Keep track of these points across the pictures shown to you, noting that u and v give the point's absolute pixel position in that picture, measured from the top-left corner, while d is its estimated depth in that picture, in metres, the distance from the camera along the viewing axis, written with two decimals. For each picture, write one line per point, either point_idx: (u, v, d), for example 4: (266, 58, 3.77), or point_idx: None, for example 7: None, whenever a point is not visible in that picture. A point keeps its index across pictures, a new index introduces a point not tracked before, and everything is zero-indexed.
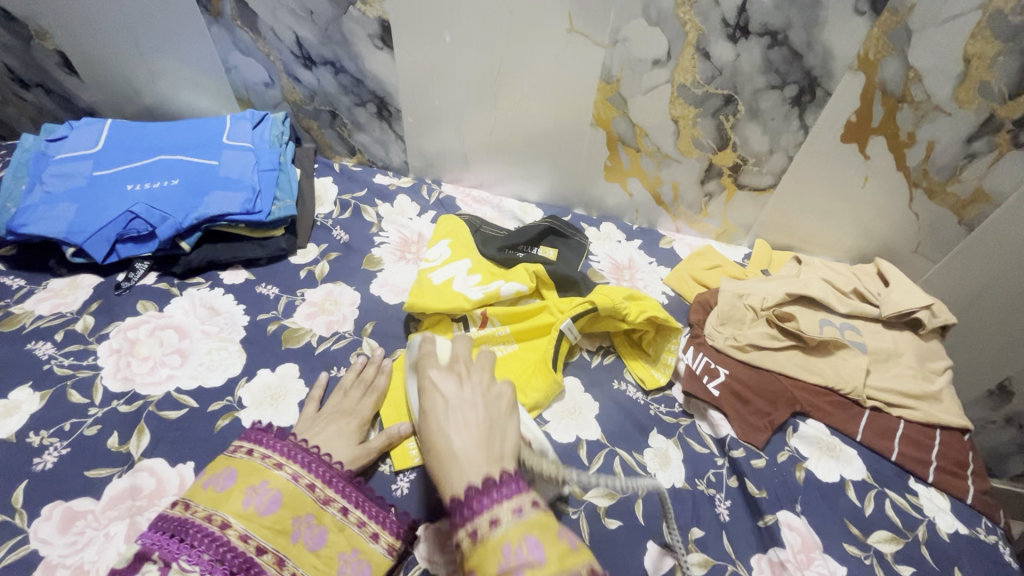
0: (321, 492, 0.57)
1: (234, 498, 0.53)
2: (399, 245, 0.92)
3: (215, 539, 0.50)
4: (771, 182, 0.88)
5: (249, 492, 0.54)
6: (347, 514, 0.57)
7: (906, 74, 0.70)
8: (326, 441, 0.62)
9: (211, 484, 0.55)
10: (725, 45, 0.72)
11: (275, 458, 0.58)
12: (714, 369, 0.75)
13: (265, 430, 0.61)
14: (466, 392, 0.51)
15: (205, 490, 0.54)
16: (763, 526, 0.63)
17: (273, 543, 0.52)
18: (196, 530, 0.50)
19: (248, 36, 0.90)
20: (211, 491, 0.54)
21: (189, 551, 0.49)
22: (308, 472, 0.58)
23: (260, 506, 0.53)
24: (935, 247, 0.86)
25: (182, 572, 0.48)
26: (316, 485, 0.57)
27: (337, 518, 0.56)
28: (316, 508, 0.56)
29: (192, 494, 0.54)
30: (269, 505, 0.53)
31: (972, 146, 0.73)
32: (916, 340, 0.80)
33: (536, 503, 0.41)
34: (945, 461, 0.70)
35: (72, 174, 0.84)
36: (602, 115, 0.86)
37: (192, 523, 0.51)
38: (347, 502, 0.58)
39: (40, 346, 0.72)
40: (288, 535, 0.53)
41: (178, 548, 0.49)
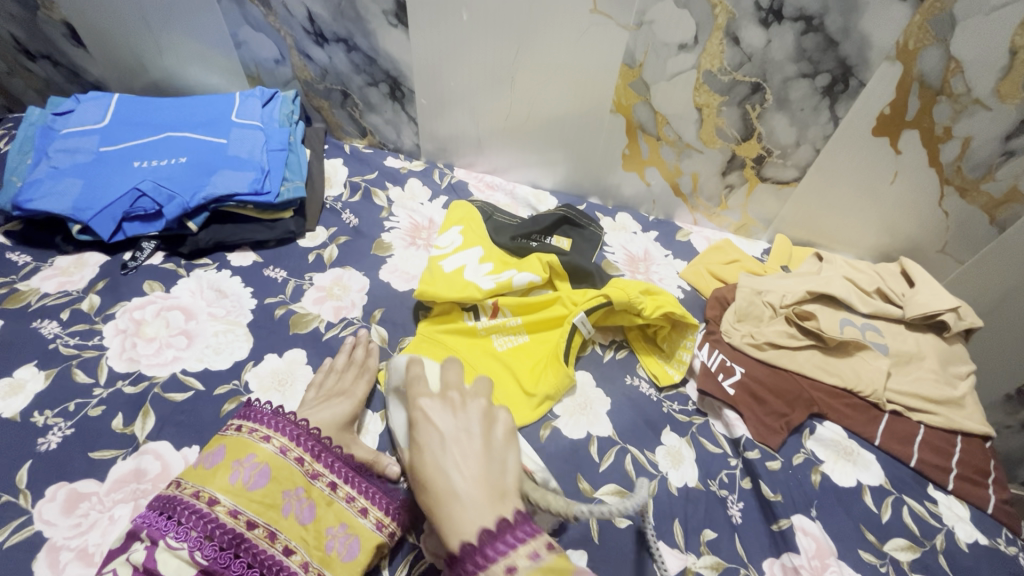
0: (309, 466, 0.56)
1: (222, 473, 0.52)
2: (410, 230, 0.90)
3: (202, 515, 0.49)
4: (795, 176, 0.85)
5: (235, 466, 0.53)
6: (336, 489, 0.56)
7: (947, 65, 0.66)
8: (334, 431, 0.61)
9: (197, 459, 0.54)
10: (756, 31, 0.69)
11: (262, 432, 0.56)
12: (729, 367, 0.73)
13: (253, 405, 0.59)
14: (459, 421, 0.49)
15: (193, 466, 0.53)
16: (777, 530, 0.62)
17: (264, 517, 0.51)
18: (183, 505, 0.49)
19: (259, 11, 0.87)
20: (198, 467, 0.53)
21: (176, 528, 0.48)
22: (295, 446, 0.56)
23: (247, 481, 0.52)
24: (963, 247, 0.83)
25: (170, 549, 0.47)
26: (305, 459, 0.56)
27: (325, 492, 0.55)
28: (305, 481, 0.55)
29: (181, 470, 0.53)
30: (258, 480, 0.52)
31: (1011, 143, 0.70)
32: (940, 343, 0.77)
33: (551, 545, 0.42)
34: (966, 469, 0.68)
35: (78, 150, 0.83)
36: (623, 101, 0.83)
37: (180, 499, 0.50)
38: (336, 478, 0.56)
39: (45, 324, 0.71)
40: (278, 508, 0.52)
41: (165, 525, 0.48)
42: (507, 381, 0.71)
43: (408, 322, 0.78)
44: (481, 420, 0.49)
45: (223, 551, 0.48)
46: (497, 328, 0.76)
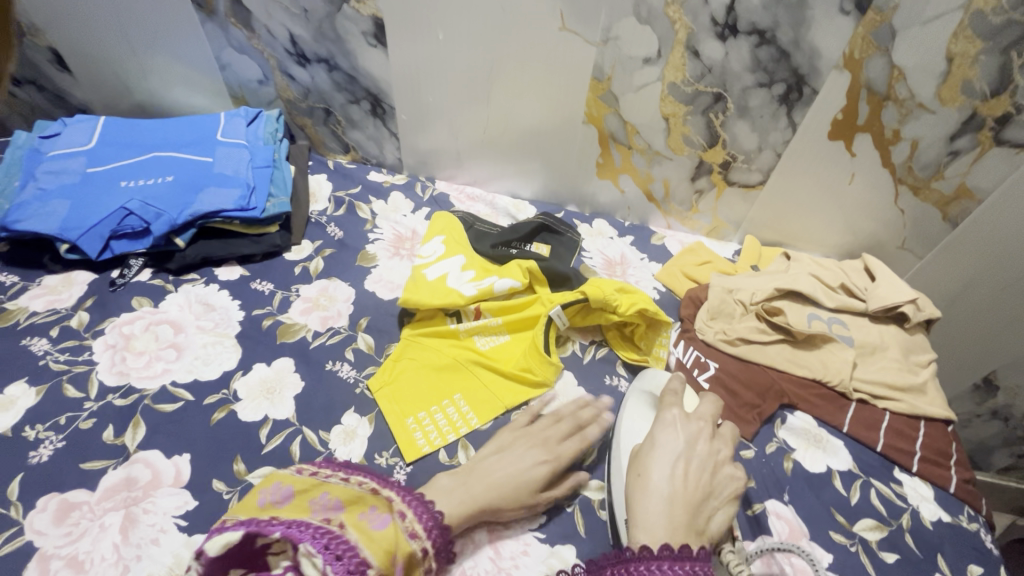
0: (409, 522, 0.52)
1: (353, 511, 0.51)
2: (394, 241, 0.93)
3: (335, 536, 0.48)
4: (760, 179, 0.89)
5: (364, 511, 0.52)
6: (427, 555, 0.52)
7: (890, 73, 0.71)
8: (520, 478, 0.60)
9: (315, 505, 0.52)
10: (715, 44, 0.74)
11: (370, 486, 0.56)
12: (704, 362, 0.78)
13: (344, 462, 0.60)
14: (675, 459, 0.56)
15: (313, 506, 0.52)
16: (752, 515, 0.64)
17: (379, 561, 0.47)
18: (315, 528, 0.48)
19: (242, 34, 0.90)
20: (316, 510, 0.51)
21: (312, 538, 0.47)
22: (401, 500, 0.54)
23: (373, 522, 0.50)
24: (919, 242, 0.88)
25: (307, 555, 0.46)
26: (407, 515, 0.53)
27: (417, 556, 0.51)
28: (404, 539, 0.51)
29: (290, 506, 0.52)
30: (379, 523, 0.51)
31: (955, 144, 0.75)
32: (901, 333, 0.81)
33: None
34: (929, 451, 0.72)
35: (65, 171, 0.84)
36: (594, 112, 0.87)
37: (310, 523, 0.49)
38: (430, 546, 0.52)
39: (35, 341, 0.72)
40: (393, 559, 0.48)
41: (302, 533, 0.47)
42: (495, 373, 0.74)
43: (393, 330, 0.80)
44: (708, 455, 0.57)
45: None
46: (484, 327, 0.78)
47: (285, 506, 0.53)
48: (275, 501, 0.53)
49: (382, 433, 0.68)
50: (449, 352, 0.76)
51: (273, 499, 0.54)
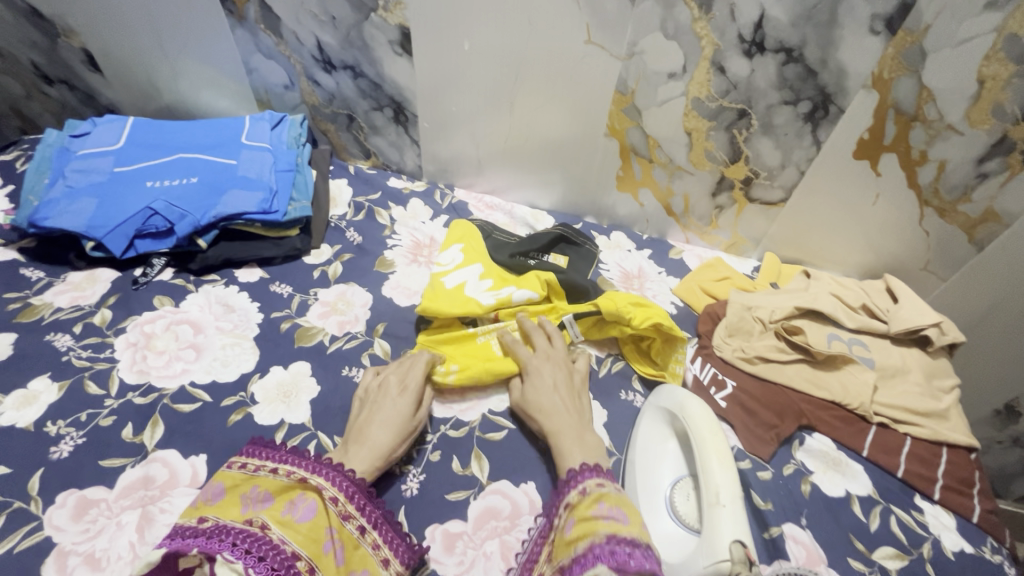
0: (341, 506, 0.55)
1: (274, 509, 0.53)
2: (412, 248, 0.93)
3: (256, 538, 0.49)
4: (782, 197, 0.88)
5: (286, 505, 0.53)
6: (365, 532, 0.55)
7: (920, 93, 0.70)
8: (391, 423, 0.63)
9: (244, 502, 0.53)
10: (741, 61, 0.74)
11: (300, 473, 0.56)
12: (722, 380, 0.77)
13: (289, 450, 0.59)
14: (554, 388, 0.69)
15: (239, 509, 0.53)
16: (768, 538, 0.63)
17: (307, 551, 0.50)
18: (237, 531, 0.49)
19: (271, 40, 0.91)
20: (244, 509, 0.53)
21: (231, 546, 0.48)
22: (331, 484, 0.56)
23: (296, 515, 0.52)
24: (944, 264, 0.86)
25: (227, 563, 0.47)
26: (339, 498, 0.55)
27: (353, 535, 0.54)
28: (336, 522, 0.54)
29: (222, 510, 0.53)
30: (306, 513, 0.53)
31: (983, 166, 0.73)
32: (924, 357, 0.80)
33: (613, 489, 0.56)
34: (951, 479, 0.70)
35: (94, 170, 0.86)
36: (616, 125, 0.87)
37: (230, 528, 0.50)
38: (365, 522, 0.56)
39: (58, 337, 0.73)
40: (321, 545, 0.51)
41: (220, 544, 0.48)
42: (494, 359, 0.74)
43: (410, 337, 0.80)
44: (562, 371, 0.71)
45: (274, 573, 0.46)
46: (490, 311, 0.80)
47: (215, 508, 0.53)
48: (206, 500, 0.54)
49: None
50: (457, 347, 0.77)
51: (204, 501, 0.54)
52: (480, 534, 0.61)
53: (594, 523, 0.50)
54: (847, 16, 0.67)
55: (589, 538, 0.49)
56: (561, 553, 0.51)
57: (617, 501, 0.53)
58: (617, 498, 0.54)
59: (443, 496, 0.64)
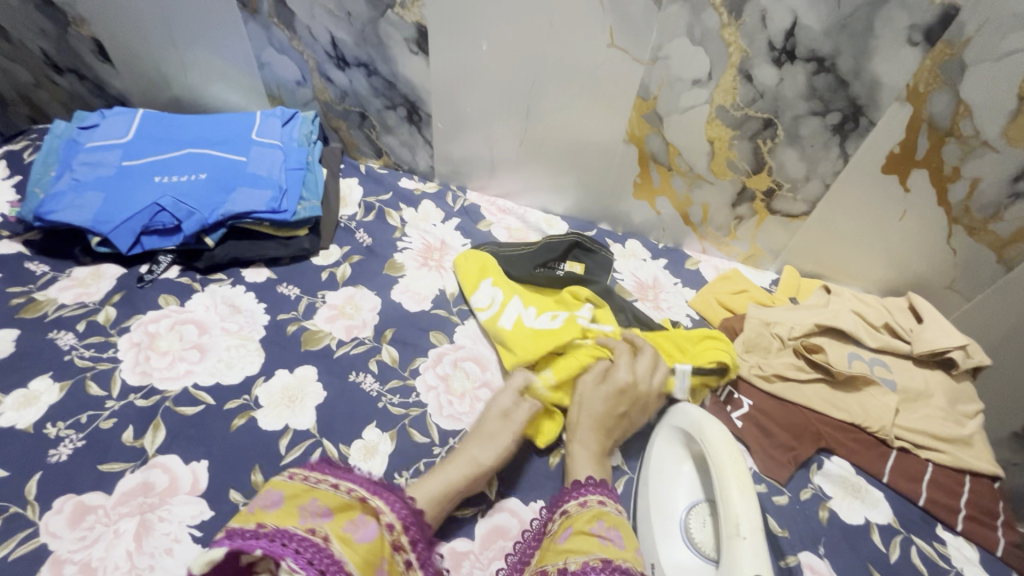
0: (395, 535, 0.53)
1: (335, 524, 0.50)
2: (423, 251, 0.91)
3: (320, 549, 0.46)
4: (805, 210, 0.86)
5: (346, 523, 0.51)
6: (410, 568, 0.52)
7: (956, 108, 0.67)
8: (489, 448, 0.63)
9: (302, 513, 0.50)
10: (769, 69, 0.71)
11: (361, 492, 0.53)
12: (738, 400, 0.74)
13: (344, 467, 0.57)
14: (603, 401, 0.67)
15: (298, 518, 0.49)
16: (785, 566, 0.61)
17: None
18: (300, 538, 0.47)
19: (284, 34, 0.89)
20: (303, 519, 0.49)
21: (295, 553, 0.45)
22: (389, 510, 0.53)
23: (356, 535, 0.50)
24: (970, 284, 0.83)
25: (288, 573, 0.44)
26: (394, 527, 0.53)
27: (399, 568, 0.52)
28: (388, 552, 0.51)
29: (278, 516, 0.49)
30: (365, 536, 0.50)
31: (1018, 185, 0.71)
32: (947, 380, 0.77)
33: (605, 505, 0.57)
34: (974, 510, 0.68)
35: (101, 163, 0.84)
36: (636, 131, 0.84)
37: (291, 535, 0.47)
38: (414, 558, 0.53)
39: (61, 335, 0.72)
40: (373, 571, 0.49)
41: (284, 549, 0.45)
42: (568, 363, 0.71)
43: (419, 344, 0.78)
44: (627, 396, 0.67)
45: None
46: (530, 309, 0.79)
47: (274, 515, 0.49)
48: (264, 506, 0.50)
49: (404, 451, 0.67)
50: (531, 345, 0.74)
51: (261, 507, 0.50)
52: (487, 554, 0.60)
53: (590, 540, 0.51)
54: (884, 26, 0.64)
55: (580, 556, 0.50)
56: (549, 561, 0.52)
57: (615, 522, 0.54)
58: (616, 518, 0.55)
59: (449, 512, 0.63)
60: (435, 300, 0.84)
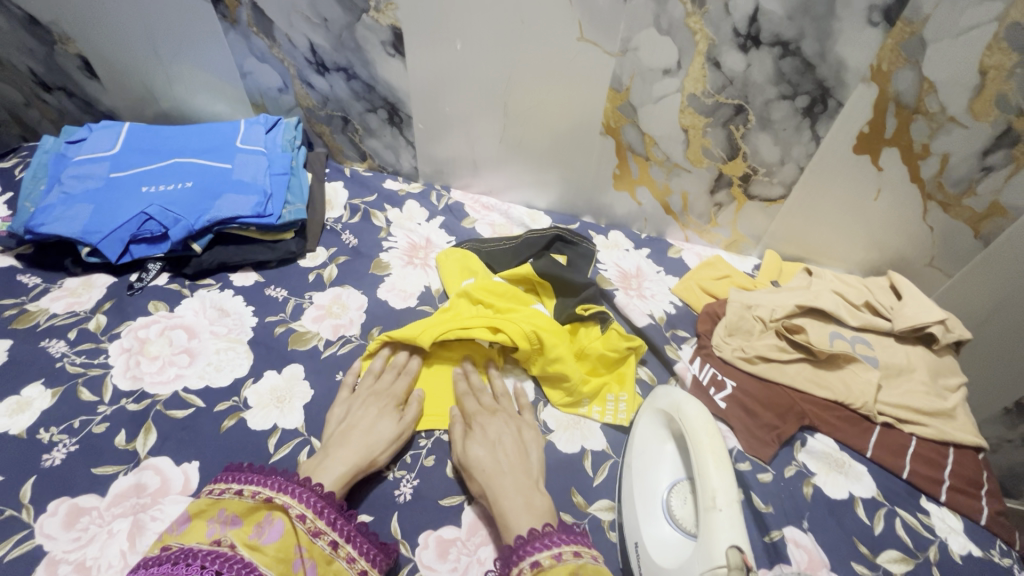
0: (310, 523, 0.53)
1: (241, 530, 0.50)
2: (407, 249, 0.93)
3: (227, 558, 0.46)
4: (782, 193, 0.87)
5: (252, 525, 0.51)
6: (337, 548, 0.53)
7: (921, 85, 0.69)
8: (372, 429, 0.64)
9: (209, 528, 0.50)
10: (736, 55, 0.72)
11: (266, 493, 0.53)
12: (721, 381, 0.76)
13: (251, 468, 0.57)
14: (506, 424, 0.67)
15: (204, 535, 0.49)
16: (769, 542, 0.62)
17: (277, 571, 0.48)
18: (205, 553, 0.46)
19: (264, 43, 0.91)
20: (209, 534, 0.49)
21: (201, 568, 0.44)
22: (297, 502, 0.53)
23: (263, 535, 0.50)
24: (950, 260, 0.84)
25: None
26: (306, 515, 0.53)
27: (325, 551, 0.52)
28: (306, 540, 0.52)
29: (183, 538, 0.49)
30: (274, 534, 0.50)
31: (988, 159, 0.72)
32: (929, 355, 0.78)
33: (575, 552, 0.51)
34: (958, 480, 0.69)
35: (89, 176, 0.86)
36: (612, 123, 0.86)
37: (195, 551, 0.47)
38: (337, 536, 0.53)
39: (53, 344, 0.73)
40: (291, 564, 0.49)
41: (189, 568, 0.44)
42: (488, 321, 0.74)
43: None
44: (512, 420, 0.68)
45: None
46: (486, 284, 0.81)
47: (179, 537, 0.49)
48: (169, 530, 0.50)
49: None
50: (440, 324, 0.75)
51: (167, 532, 0.50)
52: (473, 540, 0.61)
53: None
54: (845, 8, 0.65)
55: None
56: None
57: (595, 574, 0.49)
58: (596, 569, 0.50)
59: (436, 502, 0.64)
60: (421, 297, 0.86)
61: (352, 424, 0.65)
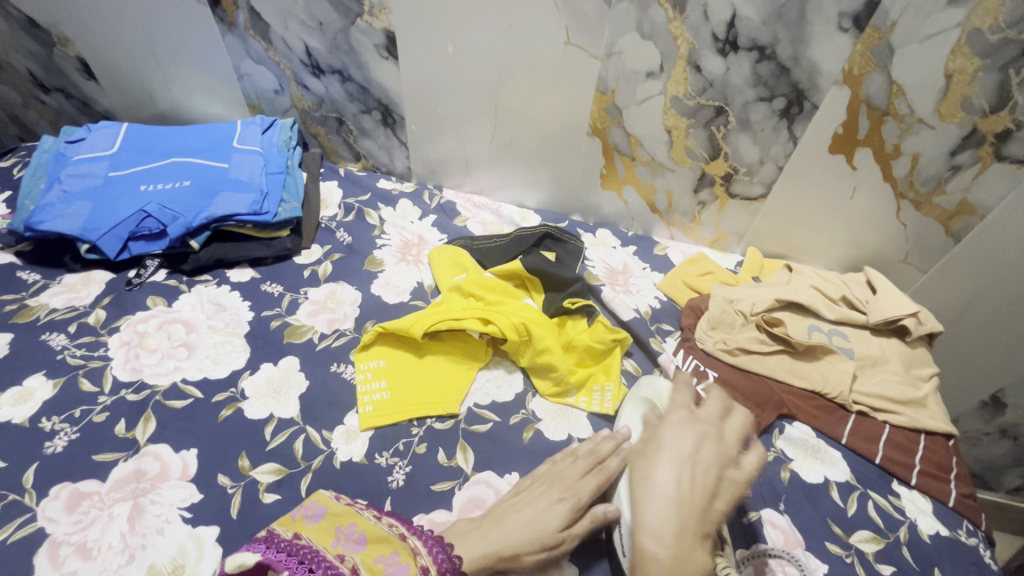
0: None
1: (369, 554, 0.52)
2: (401, 247, 0.95)
3: (330, 566, 0.48)
4: (762, 192, 0.90)
5: (378, 557, 0.51)
6: None
7: (890, 88, 0.72)
8: (538, 524, 0.58)
9: (339, 538, 0.54)
10: (716, 59, 0.75)
11: (400, 530, 0.55)
12: (703, 372, 0.78)
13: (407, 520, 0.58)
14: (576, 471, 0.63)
15: (333, 543, 0.53)
16: (747, 523, 0.65)
17: None
18: (322, 560, 0.48)
19: (261, 46, 0.93)
20: (336, 545, 0.53)
21: (299, 566, 0.48)
22: (426, 553, 0.52)
23: (385, 567, 0.50)
24: (922, 256, 0.88)
25: None
26: (428, 568, 0.51)
27: None
28: None
29: (303, 530, 0.55)
30: (393, 568, 0.50)
31: (956, 158, 0.75)
32: (902, 346, 0.81)
33: None
34: (928, 465, 0.72)
35: (88, 174, 0.88)
36: (598, 124, 0.89)
37: (314, 548, 0.50)
38: None
39: (53, 336, 0.75)
40: None
41: (296, 564, 0.48)
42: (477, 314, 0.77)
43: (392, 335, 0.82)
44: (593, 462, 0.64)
45: None
46: (477, 279, 0.84)
47: (311, 528, 0.55)
48: (307, 519, 0.57)
49: (383, 433, 0.70)
50: (430, 317, 0.77)
51: (304, 520, 0.57)
52: None
53: None
54: (816, 14, 0.69)
55: None
56: None
57: None
58: None
59: (428, 487, 0.66)
60: (413, 292, 0.88)
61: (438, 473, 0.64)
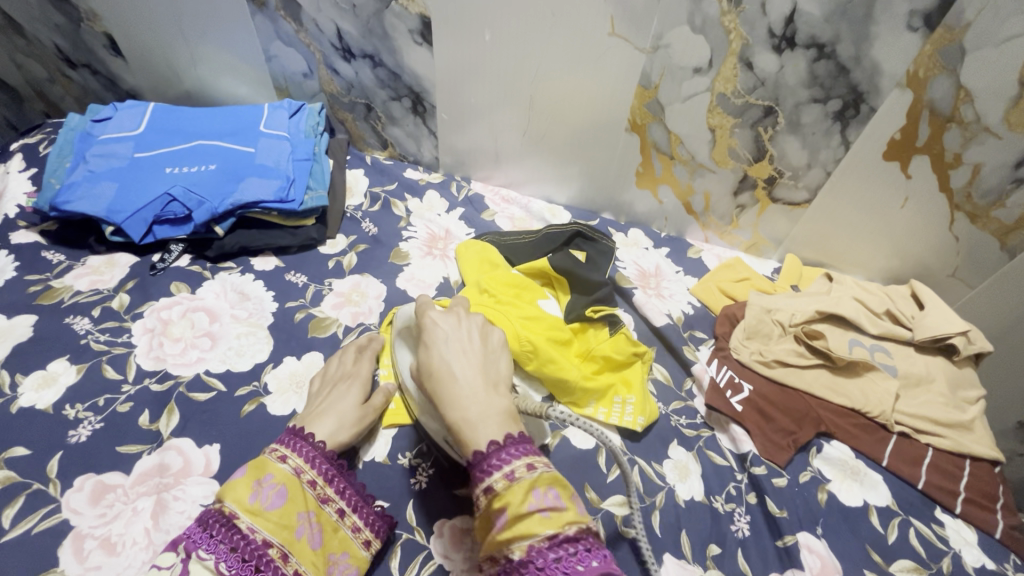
0: (320, 489, 0.56)
1: (242, 490, 0.53)
2: (427, 240, 0.93)
3: (224, 524, 0.51)
4: (806, 198, 0.86)
5: (256, 486, 0.53)
6: (343, 516, 0.56)
7: (957, 93, 0.68)
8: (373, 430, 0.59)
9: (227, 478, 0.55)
10: (769, 56, 0.71)
11: (280, 450, 0.57)
12: (738, 384, 0.75)
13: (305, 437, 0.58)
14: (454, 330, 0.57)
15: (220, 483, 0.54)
16: (782, 546, 0.63)
17: (279, 538, 0.52)
18: (213, 520, 0.51)
19: (291, 28, 0.91)
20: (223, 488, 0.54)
21: (205, 542, 0.50)
22: (308, 467, 0.57)
23: (266, 501, 0.53)
24: (973, 271, 0.83)
25: (201, 561, 0.49)
26: (317, 481, 0.56)
27: (332, 519, 0.56)
28: (315, 505, 0.55)
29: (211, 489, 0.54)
30: (276, 500, 0.53)
31: (1021, 171, 0.71)
32: (949, 366, 0.77)
33: None
34: (974, 493, 0.69)
35: (114, 155, 0.86)
36: (638, 120, 0.85)
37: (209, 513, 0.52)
38: (345, 505, 0.57)
39: (78, 321, 0.74)
40: (294, 531, 0.53)
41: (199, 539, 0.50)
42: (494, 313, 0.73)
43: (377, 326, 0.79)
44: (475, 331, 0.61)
45: (246, 564, 0.49)
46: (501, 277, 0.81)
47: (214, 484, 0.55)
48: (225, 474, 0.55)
49: (408, 433, 0.68)
50: None
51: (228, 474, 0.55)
52: None
53: None
54: (884, 11, 0.64)
55: None
56: None
57: None
58: None
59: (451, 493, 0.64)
60: (439, 288, 0.86)
61: (321, 404, 0.64)
